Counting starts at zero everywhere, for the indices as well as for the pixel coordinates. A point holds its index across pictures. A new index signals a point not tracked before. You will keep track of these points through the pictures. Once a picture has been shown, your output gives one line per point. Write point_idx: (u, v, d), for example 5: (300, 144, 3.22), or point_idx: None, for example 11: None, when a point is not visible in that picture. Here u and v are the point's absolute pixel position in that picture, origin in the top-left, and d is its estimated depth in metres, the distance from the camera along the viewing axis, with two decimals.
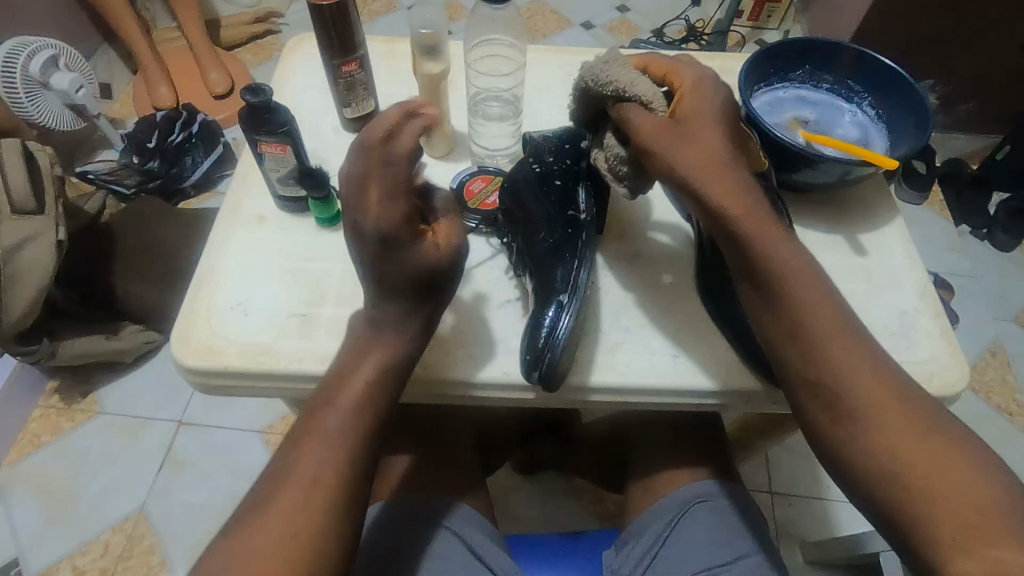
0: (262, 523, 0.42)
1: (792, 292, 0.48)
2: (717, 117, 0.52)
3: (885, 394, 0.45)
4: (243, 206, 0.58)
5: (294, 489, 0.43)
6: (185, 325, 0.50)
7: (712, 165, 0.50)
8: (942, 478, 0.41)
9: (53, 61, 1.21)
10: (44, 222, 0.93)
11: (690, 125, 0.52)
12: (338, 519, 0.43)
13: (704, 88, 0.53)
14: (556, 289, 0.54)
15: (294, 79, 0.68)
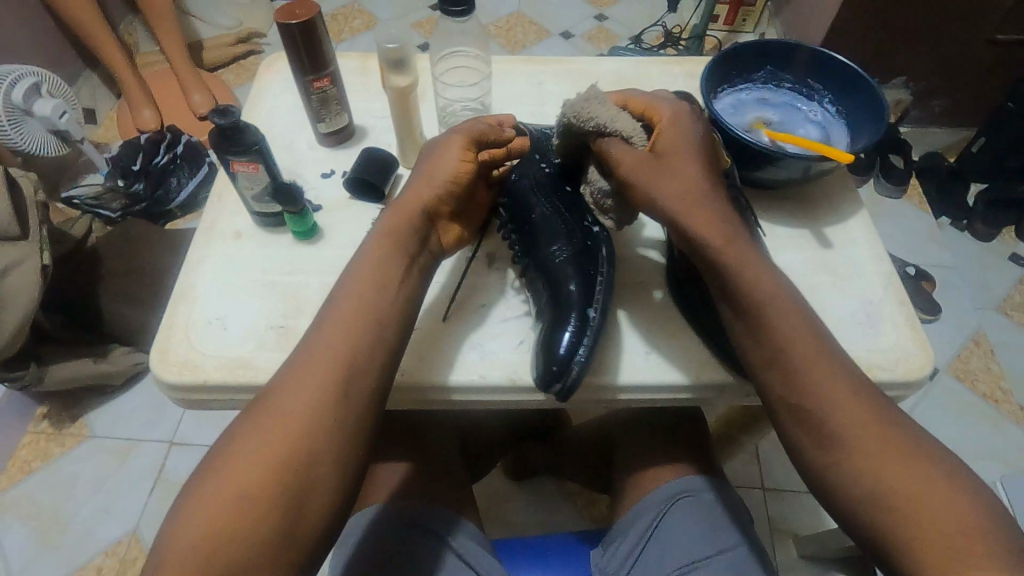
0: (232, 472, 0.42)
1: (770, 314, 0.49)
2: (695, 145, 0.54)
3: (867, 417, 0.46)
4: (220, 222, 0.59)
5: (272, 440, 0.43)
6: (164, 340, 0.51)
7: (692, 198, 0.52)
8: (926, 497, 0.42)
9: (35, 89, 1.21)
10: (28, 248, 0.94)
11: (668, 156, 0.53)
12: (304, 464, 0.43)
13: (682, 119, 0.55)
14: (580, 302, 0.55)
15: (270, 97, 0.69)
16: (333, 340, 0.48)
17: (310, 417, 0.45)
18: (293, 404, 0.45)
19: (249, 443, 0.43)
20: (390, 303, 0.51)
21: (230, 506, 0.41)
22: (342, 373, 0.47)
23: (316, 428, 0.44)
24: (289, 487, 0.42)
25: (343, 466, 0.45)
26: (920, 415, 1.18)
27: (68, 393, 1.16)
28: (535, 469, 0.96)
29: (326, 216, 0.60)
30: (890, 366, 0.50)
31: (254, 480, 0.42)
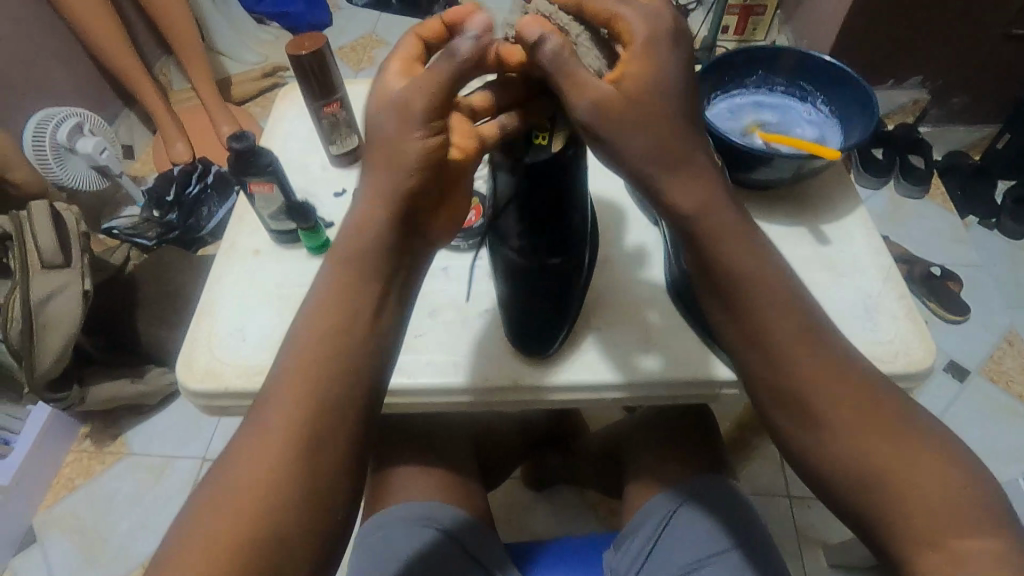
0: (212, 520, 0.39)
1: (755, 298, 0.46)
2: (674, 85, 0.43)
3: (855, 395, 0.44)
4: (240, 241, 0.62)
5: (253, 486, 0.40)
6: (189, 351, 0.54)
7: (668, 157, 0.43)
8: (911, 473, 0.41)
9: (78, 128, 1.30)
10: (71, 274, 1.00)
11: (640, 95, 0.42)
12: (294, 517, 0.40)
13: (654, 46, 0.42)
14: (568, 300, 0.59)
15: (286, 123, 0.73)
16: (290, 385, 0.42)
17: (272, 468, 0.40)
18: (269, 447, 0.40)
19: (208, 510, 0.39)
20: (357, 328, 0.43)
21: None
22: (298, 418, 0.41)
23: (277, 482, 0.40)
24: (255, 550, 0.38)
25: (315, 517, 0.40)
26: (953, 418, 1.14)
27: (108, 413, 1.22)
28: (554, 478, 0.97)
29: (338, 231, 0.63)
30: (888, 358, 0.52)
31: (238, 530, 0.38)
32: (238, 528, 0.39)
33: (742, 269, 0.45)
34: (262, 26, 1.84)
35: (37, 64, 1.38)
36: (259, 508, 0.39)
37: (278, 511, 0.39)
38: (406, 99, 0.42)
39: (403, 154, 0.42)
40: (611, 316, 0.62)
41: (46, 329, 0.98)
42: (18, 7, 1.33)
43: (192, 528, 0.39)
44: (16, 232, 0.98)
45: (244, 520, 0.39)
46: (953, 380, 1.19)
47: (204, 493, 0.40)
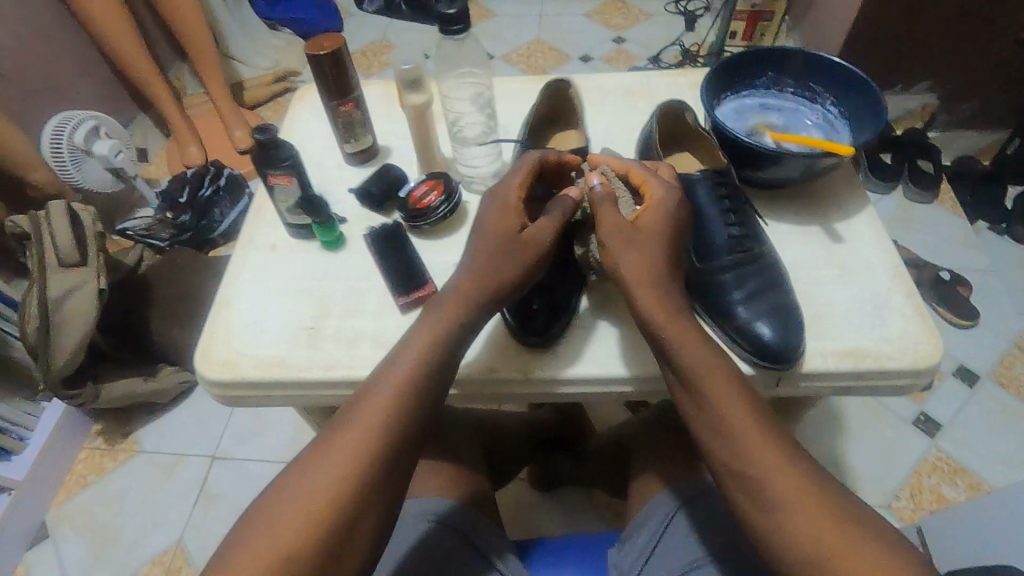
0: (261, 535, 0.42)
1: (696, 369, 0.50)
2: (677, 231, 0.54)
3: (785, 462, 0.46)
4: (256, 236, 0.64)
5: (304, 503, 0.43)
6: (207, 342, 0.55)
7: (648, 279, 0.53)
8: (840, 542, 0.43)
9: (94, 131, 1.33)
10: (87, 273, 1.02)
11: (646, 236, 0.54)
12: (335, 536, 0.43)
13: (674, 199, 0.55)
14: (563, 296, 0.62)
15: (301, 124, 0.75)
16: (371, 406, 0.48)
17: (339, 469, 0.45)
18: (325, 472, 0.45)
19: (275, 511, 0.43)
20: (439, 365, 0.50)
21: (264, 565, 0.41)
22: (372, 434, 0.46)
23: (347, 488, 0.44)
24: (322, 548, 0.42)
25: (375, 524, 0.45)
26: (962, 423, 1.14)
27: (121, 411, 1.24)
28: (561, 479, 0.97)
29: (352, 227, 0.64)
30: (897, 354, 0.52)
31: (288, 542, 0.42)
32: (308, 523, 0.43)
33: (684, 343, 0.51)
34: (275, 32, 1.87)
35: (56, 67, 1.41)
36: (291, 523, 0.43)
37: (308, 524, 0.43)
38: (503, 219, 0.57)
39: (504, 256, 0.55)
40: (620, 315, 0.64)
41: (61, 326, 0.99)
42: (38, 12, 1.36)
43: (244, 541, 0.43)
44: (34, 231, 1.00)
45: (283, 535, 0.42)
46: (963, 384, 1.18)
47: (256, 507, 0.45)
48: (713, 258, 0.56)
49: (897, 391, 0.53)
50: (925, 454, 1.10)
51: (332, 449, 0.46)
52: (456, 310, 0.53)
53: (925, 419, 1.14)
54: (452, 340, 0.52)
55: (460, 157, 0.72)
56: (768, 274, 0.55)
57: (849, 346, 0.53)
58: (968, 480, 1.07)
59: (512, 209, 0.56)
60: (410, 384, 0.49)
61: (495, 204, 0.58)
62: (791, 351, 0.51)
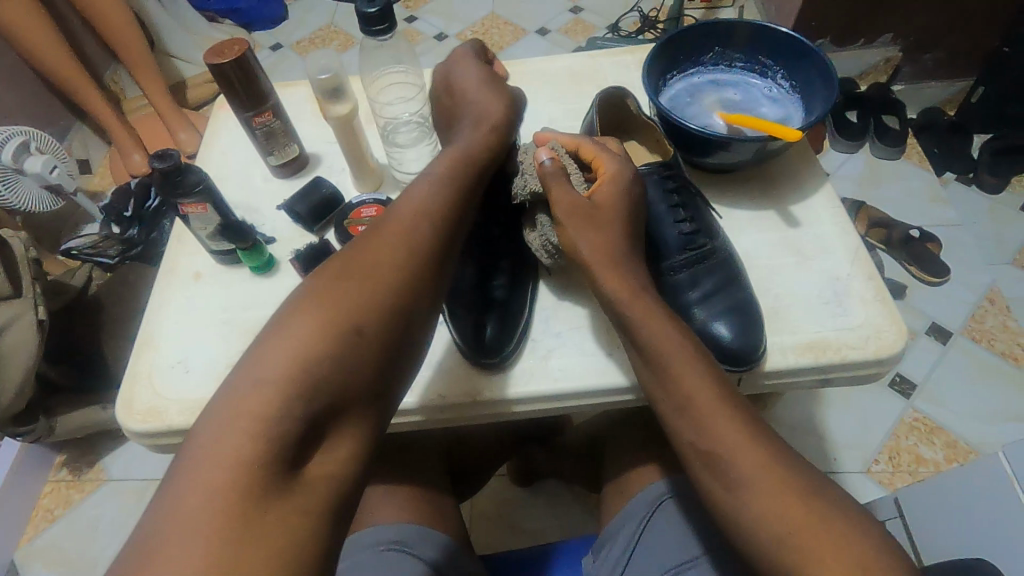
0: (314, 313, 0.42)
1: (668, 360, 0.46)
2: (630, 209, 0.51)
3: (766, 457, 0.42)
4: (180, 264, 0.59)
5: (354, 292, 0.44)
6: (127, 391, 0.51)
7: (609, 258, 0.49)
8: (825, 536, 0.39)
9: (25, 146, 1.25)
10: (22, 304, 0.96)
11: (603, 210, 0.50)
12: (380, 336, 0.43)
13: (626, 175, 0.51)
14: (516, 314, 0.59)
15: (224, 133, 0.69)
16: (413, 211, 0.49)
17: (389, 269, 0.45)
18: (376, 266, 0.45)
19: (325, 294, 0.43)
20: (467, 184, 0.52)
21: (317, 337, 0.41)
22: (390, 277, 0.45)
23: (342, 356, 0.41)
24: (316, 414, 0.39)
25: (385, 368, 0.43)
26: (937, 381, 1.14)
27: (84, 439, 1.19)
28: (539, 473, 0.95)
29: (281, 247, 0.60)
30: (859, 345, 0.50)
31: (338, 323, 0.42)
32: (323, 348, 0.41)
33: (657, 336, 0.46)
34: (213, 24, 1.75)
35: None
36: (343, 307, 0.43)
37: (359, 313, 0.43)
38: (474, 74, 0.62)
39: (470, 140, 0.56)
40: (576, 318, 0.61)
41: (1, 363, 0.94)
42: None
43: (294, 317, 0.42)
44: None
45: (337, 316, 0.42)
46: (936, 342, 1.18)
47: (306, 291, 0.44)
48: (665, 256, 0.53)
49: (860, 381, 0.51)
50: (903, 415, 1.10)
51: (378, 248, 0.46)
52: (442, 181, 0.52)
53: (900, 380, 1.14)
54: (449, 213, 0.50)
55: (398, 163, 0.67)
56: (724, 269, 0.52)
57: (810, 340, 0.50)
58: (944, 437, 1.08)
59: (476, 92, 0.61)
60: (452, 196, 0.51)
61: (461, 61, 0.64)
62: (749, 352, 0.48)
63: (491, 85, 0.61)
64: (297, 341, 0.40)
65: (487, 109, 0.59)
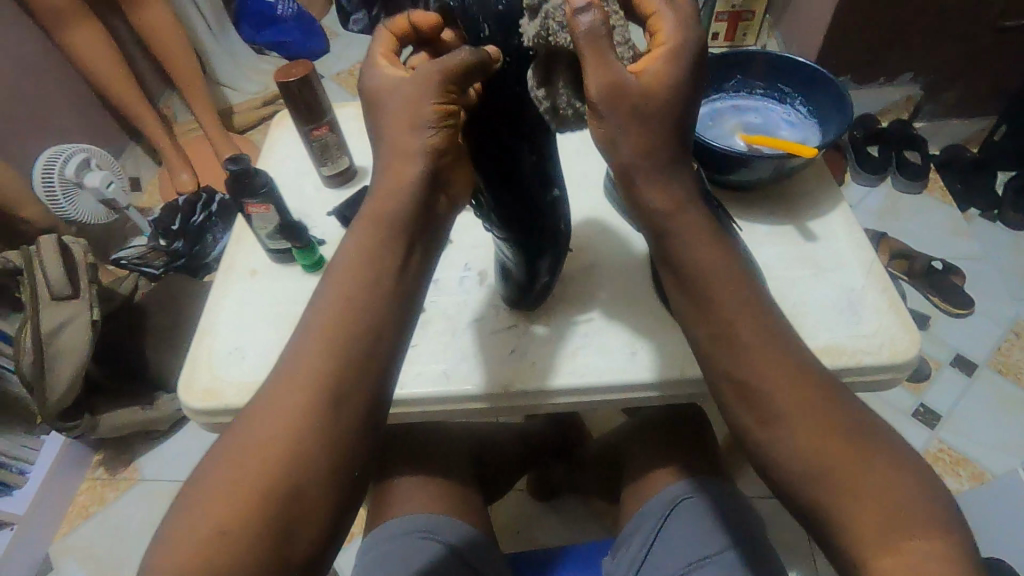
0: (223, 471, 0.39)
1: (714, 295, 0.45)
2: (681, 90, 0.43)
3: (805, 392, 0.43)
4: (238, 262, 0.64)
5: (265, 444, 0.39)
6: (189, 372, 0.55)
7: (649, 158, 0.43)
8: (862, 473, 0.40)
9: (85, 163, 1.34)
10: (79, 305, 1.03)
11: (652, 96, 0.42)
12: (298, 485, 0.39)
13: (685, 52, 0.43)
14: (540, 262, 0.59)
15: (279, 147, 0.75)
16: (327, 332, 0.41)
17: (299, 411, 0.40)
18: (285, 407, 0.40)
19: (238, 447, 0.39)
20: (391, 286, 0.43)
21: (227, 504, 0.38)
22: (297, 419, 0.40)
23: (301, 447, 0.39)
24: (279, 509, 0.38)
25: (311, 516, 0.39)
26: (962, 414, 1.13)
27: (120, 440, 1.24)
28: (558, 487, 0.97)
29: (329, 248, 0.65)
30: (872, 351, 0.52)
31: (246, 484, 0.38)
32: (233, 515, 0.38)
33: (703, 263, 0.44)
34: (261, 56, 1.86)
35: (44, 101, 1.43)
36: (254, 463, 0.39)
37: (271, 467, 0.39)
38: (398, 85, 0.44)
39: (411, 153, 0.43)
40: (605, 314, 0.64)
41: (55, 359, 1.00)
42: (28, 52, 1.38)
43: (206, 475, 0.39)
44: (26, 266, 1.02)
45: (250, 474, 0.39)
46: (961, 374, 1.18)
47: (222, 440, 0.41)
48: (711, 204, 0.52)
49: (876, 386, 0.53)
50: (927, 445, 1.10)
51: (287, 387, 0.41)
52: (383, 225, 0.43)
53: (924, 410, 1.14)
54: (405, 256, 0.43)
55: None
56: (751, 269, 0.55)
57: (826, 345, 0.53)
58: (970, 470, 1.07)
59: (397, 119, 0.43)
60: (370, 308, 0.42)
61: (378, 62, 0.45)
62: None
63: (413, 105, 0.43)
64: (206, 509, 0.38)
65: (427, 95, 0.43)
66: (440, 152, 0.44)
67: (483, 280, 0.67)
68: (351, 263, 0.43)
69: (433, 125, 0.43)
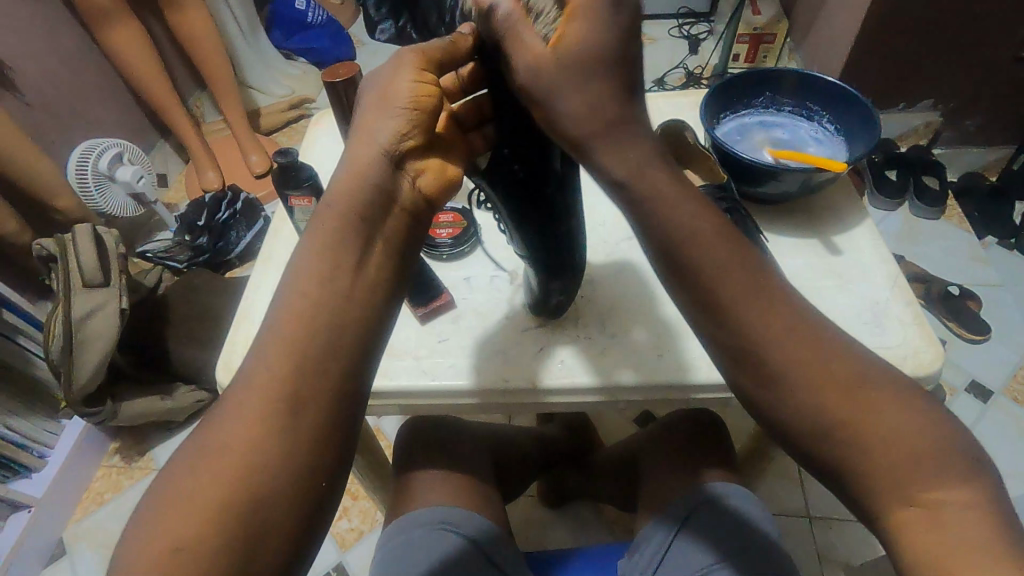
0: (183, 490, 0.35)
1: (693, 253, 0.41)
2: (608, 57, 0.39)
3: (807, 351, 0.40)
4: (277, 254, 0.69)
5: (225, 455, 0.36)
6: (229, 356, 0.60)
7: (601, 130, 0.40)
8: (877, 421, 0.38)
9: (118, 157, 1.38)
10: (109, 293, 1.06)
11: (575, 68, 0.39)
12: (270, 489, 0.35)
13: (601, 7, 0.38)
14: (554, 292, 0.61)
15: (317, 148, 0.80)
16: (283, 331, 0.37)
17: (257, 415, 0.36)
18: (242, 414, 0.36)
19: (198, 461, 0.36)
20: (355, 277, 0.39)
21: (191, 522, 0.34)
22: (255, 422, 0.36)
23: (258, 453, 0.36)
24: (234, 523, 0.34)
25: (290, 523, 0.36)
26: (976, 439, 1.13)
27: (137, 429, 1.26)
28: (571, 494, 0.97)
29: None
30: (899, 362, 0.53)
31: (210, 499, 0.35)
32: (199, 534, 0.34)
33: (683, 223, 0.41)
34: (290, 60, 1.91)
35: (81, 96, 1.47)
36: (215, 472, 0.35)
37: (235, 476, 0.35)
38: (381, 74, 0.44)
39: (371, 137, 0.41)
40: (628, 315, 0.65)
41: (83, 346, 1.02)
42: (70, 49, 1.43)
43: (164, 490, 0.36)
44: (60, 253, 1.05)
45: (213, 487, 0.35)
46: (976, 400, 1.18)
47: (181, 454, 0.37)
48: None
49: None
50: None
51: (243, 390, 0.37)
52: (345, 212, 0.39)
53: None
54: (368, 246, 0.40)
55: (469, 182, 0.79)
56: None
57: None
58: None
59: (367, 105, 0.43)
60: (331, 303, 0.38)
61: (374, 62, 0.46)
62: None
63: (384, 91, 0.42)
64: (163, 531, 0.34)
65: (397, 74, 0.43)
66: (404, 136, 0.41)
67: (510, 279, 0.69)
68: (308, 255, 0.39)
69: (396, 111, 0.41)
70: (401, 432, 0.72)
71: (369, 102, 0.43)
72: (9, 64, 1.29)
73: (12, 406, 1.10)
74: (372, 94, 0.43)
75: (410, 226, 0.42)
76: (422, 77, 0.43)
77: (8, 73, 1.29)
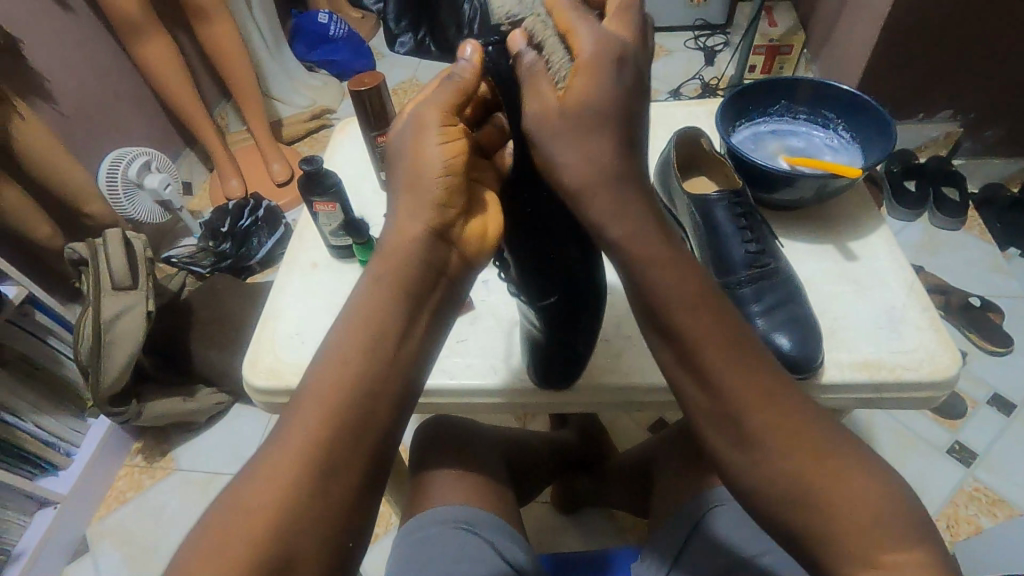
0: (216, 544, 0.37)
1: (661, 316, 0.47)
2: (609, 119, 0.44)
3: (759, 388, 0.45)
4: (301, 256, 0.72)
5: (260, 505, 0.38)
6: (256, 354, 0.62)
7: (593, 180, 0.45)
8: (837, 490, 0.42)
9: (146, 166, 1.42)
10: (137, 295, 1.09)
11: (577, 110, 0.44)
12: (303, 541, 0.38)
13: (604, 88, 0.44)
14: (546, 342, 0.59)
15: (339, 153, 0.83)
16: (328, 398, 0.41)
17: (296, 471, 0.39)
18: (281, 468, 0.39)
19: (234, 512, 0.38)
20: (391, 353, 0.43)
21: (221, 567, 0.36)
22: (293, 478, 0.39)
23: (288, 519, 0.38)
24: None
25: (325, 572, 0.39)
26: (998, 453, 1.11)
27: (159, 430, 1.28)
28: (584, 502, 0.97)
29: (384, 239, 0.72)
30: (914, 366, 0.54)
31: (241, 552, 0.37)
32: None
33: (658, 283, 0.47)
34: (311, 72, 1.96)
35: (110, 105, 1.52)
36: (251, 524, 0.37)
37: (269, 528, 0.37)
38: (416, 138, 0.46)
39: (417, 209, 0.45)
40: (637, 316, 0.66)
41: (111, 347, 1.05)
42: (103, 60, 1.48)
43: (202, 542, 0.37)
44: (92, 256, 1.08)
45: (245, 542, 0.37)
46: (999, 413, 1.16)
47: (216, 507, 0.39)
48: (733, 273, 0.58)
49: (916, 402, 0.55)
50: (962, 484, 1.07)
51: (285, 448, 0.40)
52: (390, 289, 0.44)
53: (959, 448, 1.11)
54: (402, 324, 0.44)
55: None
56: (788, 289, 0.57)
57: (866, 358, 0.54)
58: (1007, 510, 1.04)
59: (401, 173, 0.46)
60: (369, 377, 0.42)
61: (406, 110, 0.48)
62: (810, 362, 0.53)
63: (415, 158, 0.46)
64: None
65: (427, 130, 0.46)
66: (446, 207, 0.45)
67: None
68: (347, 329, 0.43)
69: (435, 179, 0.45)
70: (416, 434, 0.73)
71: (403, 166, 0.46)
72: (46, 76, 1.34)
73: (42, 405, 1.13)
74: (405, 163, 0.46)
75: (449, 292, 0.47)
76: (448, 135, 0.46)
77: (43, 84, 1.34)
